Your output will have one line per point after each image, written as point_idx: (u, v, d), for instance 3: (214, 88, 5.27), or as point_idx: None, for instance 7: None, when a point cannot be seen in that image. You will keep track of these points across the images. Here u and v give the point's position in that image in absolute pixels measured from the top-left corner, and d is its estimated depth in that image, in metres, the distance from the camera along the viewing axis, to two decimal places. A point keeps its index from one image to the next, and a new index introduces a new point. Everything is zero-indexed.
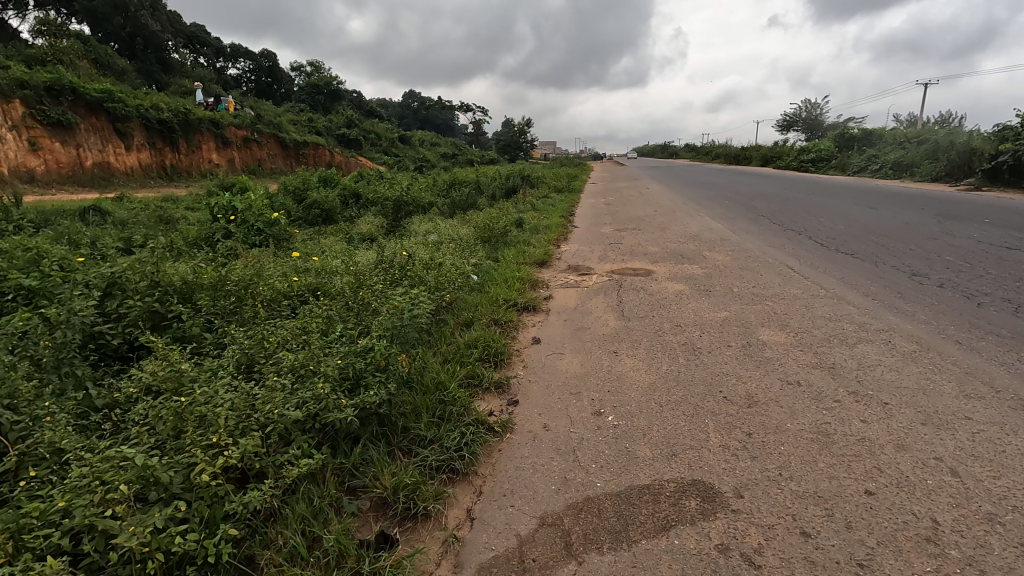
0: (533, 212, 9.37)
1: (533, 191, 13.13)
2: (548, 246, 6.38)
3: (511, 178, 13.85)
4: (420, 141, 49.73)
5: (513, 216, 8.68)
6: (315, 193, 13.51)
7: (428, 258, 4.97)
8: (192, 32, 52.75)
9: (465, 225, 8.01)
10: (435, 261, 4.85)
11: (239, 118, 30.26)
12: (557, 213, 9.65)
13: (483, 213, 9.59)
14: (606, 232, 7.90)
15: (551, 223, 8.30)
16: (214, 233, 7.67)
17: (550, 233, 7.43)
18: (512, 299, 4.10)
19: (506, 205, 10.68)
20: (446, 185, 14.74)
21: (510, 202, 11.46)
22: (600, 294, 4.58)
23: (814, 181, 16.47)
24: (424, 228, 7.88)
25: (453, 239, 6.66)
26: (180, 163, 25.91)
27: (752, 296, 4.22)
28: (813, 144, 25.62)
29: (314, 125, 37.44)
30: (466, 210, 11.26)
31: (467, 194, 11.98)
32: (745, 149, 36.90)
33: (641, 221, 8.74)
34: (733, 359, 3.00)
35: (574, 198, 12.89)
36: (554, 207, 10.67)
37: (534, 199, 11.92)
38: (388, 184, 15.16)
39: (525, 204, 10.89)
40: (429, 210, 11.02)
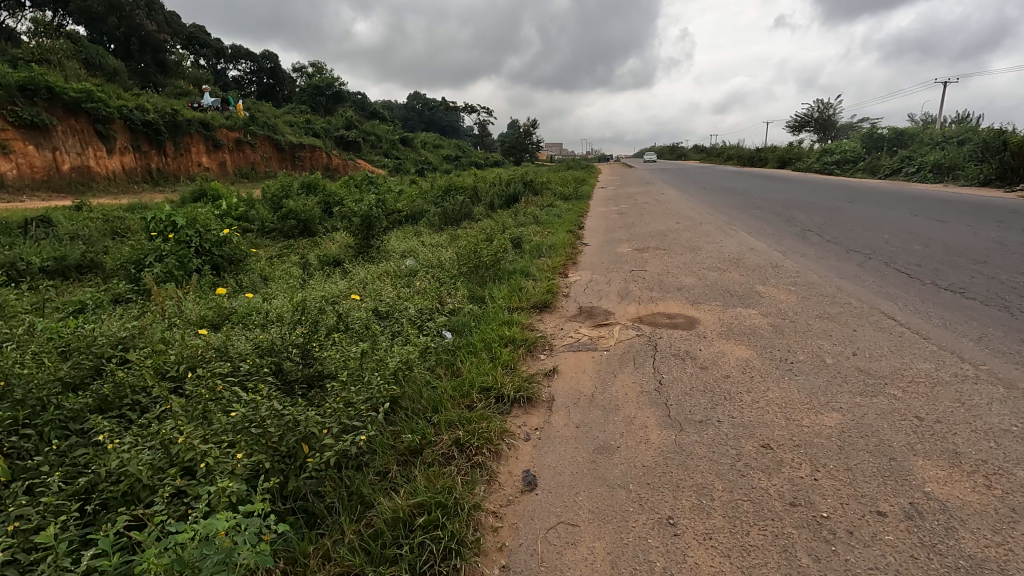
0: (535, 227, 7.97)
1: (537, 199, 11.75)
2: (550, 278, 4.97)
3: (512, 183, 12.41)
4: (423, 143, 48.49)
5: (511, 234, 7.27)
6: (294, 201, 12.13)
7: (375, 314, 3.56)
8: (191, 34, 51.85)
9: (452, 245, 6.61)
10: (382, 320, 3.45)
11: (232, 120, 29.06)
12: (563, 227, 8.23)
13: (477, 228, 8.19)
14: (622, 255, 6.47)
15: (556, 241, 6.91)
16: (146, 255, 6.30)
17: (554, 256, 6.04)
18: (495, 384, 2.68)
19: (504, 217, 9.24)
20: (440, 192, 13.34)
21: (508, 213, 10.03)
22: (627, 365, 3.13)
23: (846, 186, 14.96)
24: (402, 250, 6.50)
25: (431, 269, 5.26)
26: (167, 167, 24.77)
27: (865, 377, 2.78)
28: (836, 146, 24.07)
29: (312, 126, 36.14)
30: (459, 222, 9.85)
31: (461, 203, 10.58)
32: (759, 151, 35.34)
33: (665, 239, 7.31)
34: (908, 562, 1.55)
35: (583, 207, 11.46)
36: (559, 220, 9.26)
37: (537, 209, 10.50)
38: (376, 190, 13.76)
39: (526, 215, 9.49)
40: (416, 224, 9.63)
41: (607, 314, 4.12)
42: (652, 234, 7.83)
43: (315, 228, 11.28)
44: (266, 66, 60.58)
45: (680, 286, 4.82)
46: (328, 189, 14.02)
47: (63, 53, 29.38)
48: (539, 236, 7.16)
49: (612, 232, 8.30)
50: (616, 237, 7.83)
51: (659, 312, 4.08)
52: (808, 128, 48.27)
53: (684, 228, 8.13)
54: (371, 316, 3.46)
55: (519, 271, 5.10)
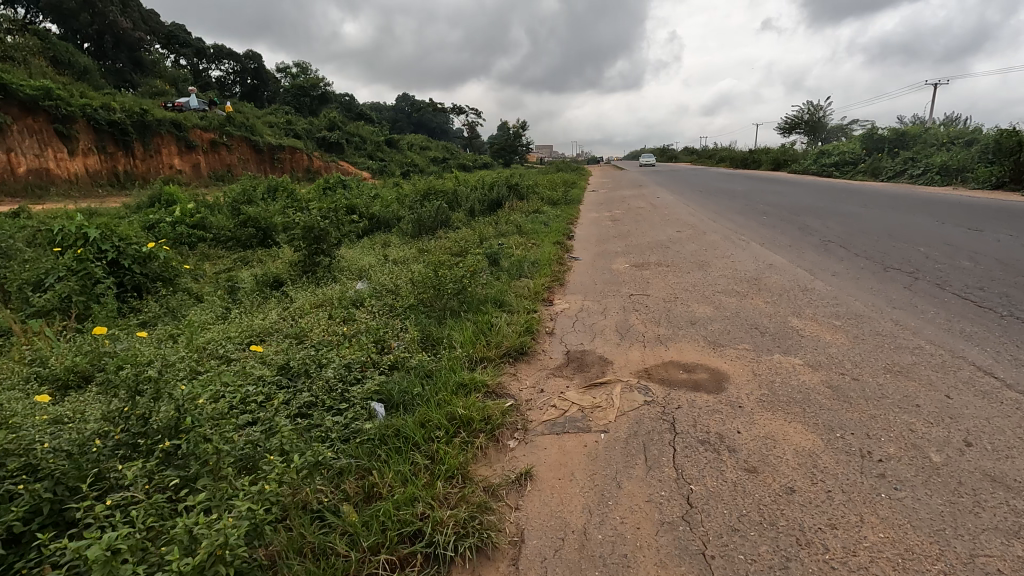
0: (517, 238, 6.95)
1: (522, 204, 10.77)
2: (530, 310, 3.95)
3: (496, 187, 11.39)
4: (410, 145, 47.42)
5: (489, 248, 6.25)
6: (255, 208, 11.04)
7: (268, 391, 2.53)
8: (170, 33, 50.45)
9: (417, 263, 5.58)
10: (270, 404, 2.42)
11: (206, 120, 27.81)
12: (550, 238, 7.21)
13: (452, 240, 7.18)
14: (617, 272, 5.50)
15: (540, 256, 5.92)
16: (47, 275, 5.14)
17: (538, 276, 5.04)
18: (426, 528, 1.67)
19: (485, 226, 8.21)
20: (419, 197, 12.29)
21: (490, 221, 9.00)
22: (636, 460, 2.12)
23: (851, 189, 14.11)
24: (357, 270, 5.46)
25: (382, 296, 4.23)
26: (135, 169, 23.50)
27: (1008, 495, 1.79)
28: (833, 147, 23.33)
29: (293, 127, 34.93)
30: (434, 232, 8.82)
31: (438, 208, 9.53)
32: (752, 153, 34.60)
33: (667, 252, 6.34)
34: None
35: (572, 213, 10.48)
36: (545, 229, 8.26)
37: (522, 216, 9.49)
38: (349, 195, 12.69)
39: (509, 223, 8.49)
40: (385, 237, 8.57)
41: (604, 363, 3.11)
42: (651, 245, 6.85)
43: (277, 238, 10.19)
44: (249, 66, 59.16)
45: (694, 319, 3.82)
46: (296, 194, 12.93)
47: (27, 49, 27.99)
48: (520, 250, 6.15)
49: (605, 243, 7.33)
50: (609, 249, 6.86)
51: (673, 362, 3.08)
52: (799, 129, 47.73)
53: (687, 239, 7.17)
54: (258, 398, 2.45)
55: (491, 298, 4.09)
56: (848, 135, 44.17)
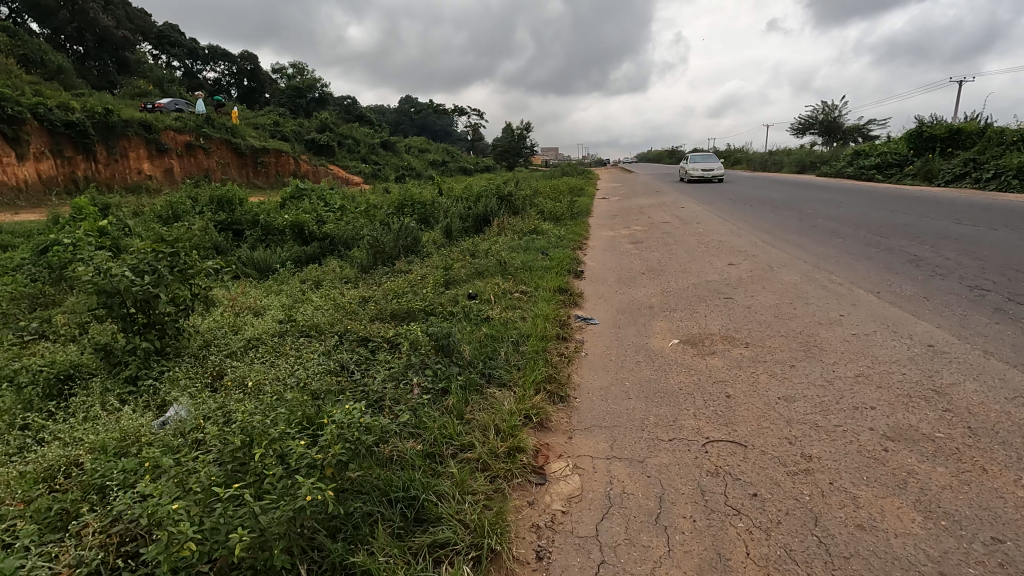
0: (498, 282, 4.64)
1: (515, 219, 8.48)
2: (484, 540, 1.64)
3: (483, 198, 9.07)
4: (408, 148, 45.26)
5: (447, 311, 3.92)
6: (180, 226, 8.79)
7: None
8: (161, 33, 48.66)
9: (310, 352, 3.19)
10: None
11: (182, 122, 25.72)
12: (549, 278, 4.88)
13: (404, 287, 4.86)
14: (662, 362, 3.15)
15: (528, 324, 3.60)
16: None
17: (519, 388, 2.69)
18: None
19: (457, 260, 5.90)
20: (391, 209, 9.98)
21: (468, 249, 6.67)
22: None
23: (917, 197, 11.65)
24: (203, 365, 3.08)
25: (144, 478, 1.81)
26: (97, 175, 21.43)
27: None
28: (871, 147, 20.90)
29: (280, 129, 32.82)
30: (394, 264, 6.53)
31: (402, 231, 7.22)
32: (773, 154, 32.15)
33: (732, 313, 3.98)
34: None
35: (580, 231, 8.16)
36: (544, 258, 5.93)
37: (513, 239, 7.17)
38: (307, 208, 10.32)
39: (493, 253, 6.17)
40: (322, 281, 6.28)
41: None
42: (701, 296, 4.51)
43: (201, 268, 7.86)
44: (243, 66, 57.16)
45: None
46: (244, 207, 10.62)
47: None
48: (498, 314, 3.80)
49: (630, 286, 4.99)
50: (637, 299, 4.52)
51: None
52: (814, 129, 45.19)
53: (754, 284, 4.81)
54: None
55: (397, 495, 1.80)
56: (870, 136, 41.61)
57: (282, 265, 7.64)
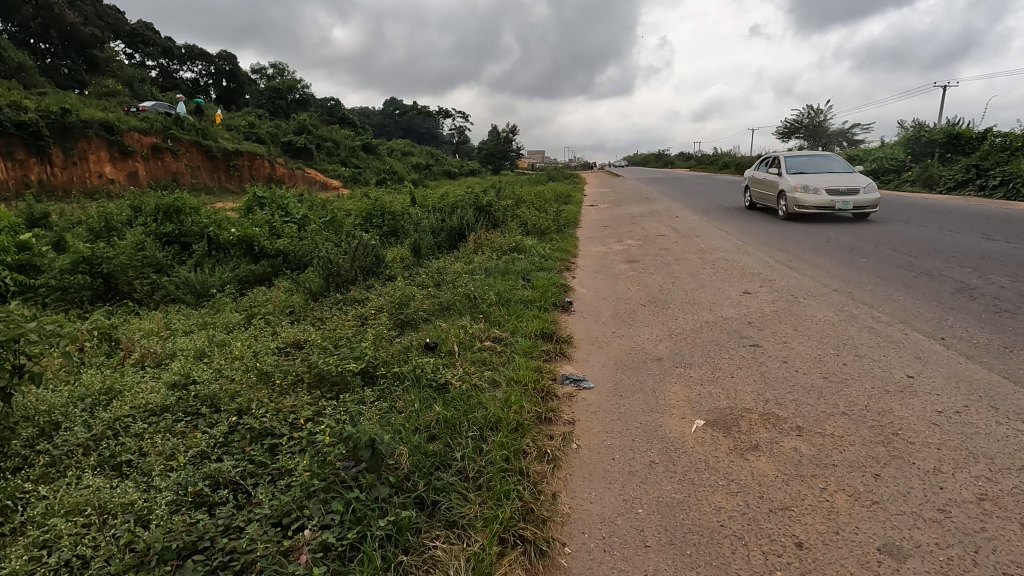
0: (465, 325, 3.70)
1: (493, 232, 7.55)
2: None
3: (458, 208, 8.09)
4: (391, 151, 44.15)
5: (394, 375, 2.95)
6: (112, 240, 7.71)
7: None
8: (134, 31, 46.99)
9: (177, 459, 2.18)
10: None
11: (148, 123, 24.42)
12: (530, 318, 3.94)
13: (349, 332, 3.89)
14: (687, 466, 2.21)
15: (497, 398, 2.66)
16: None
17: (474, 540, 1.73)
18: None
19: (421, 290, 4.94)
20: (357, 221, 9.00)
21: (436, 274, 5.71)
22: None
23: (927, 207, 10.95)
24: (7, 482, 2.06)
25: None
26: (53, 179, 20.11)
27: None
28: (867, 152, 20.32)
29: (255, 130, 31.57)
30: (348, 291, 5.54)
31: (361, 250, 6.22)
32: (762, 159, 31.62)
33: (766, 374, 3.05)
34: None
35: (567, 247, 7.25)
36: (524, 286, 4.99)
37: (489, 259, 6.20)
38: (263, 219, 9.25)
39: (465, 279, 5.21)
40: (261, 312, 5.27)
41: None
42: (720, 343, 3.58)
43: (131, 291, 6.80)
44: (220, 67, 55.56)
45: None
46: (194, 217, 9.53)
47: None
48: (459, 382, 2.82)
49: (630, 327, 4.06)
50: (642, 348, 3.59)
51: None
52: (801, 134, 44.86)
53: (782, 325, 3.90)
54: None
55: None
56: (857, 140, 41.41)
57: (222, 290, 6.63)
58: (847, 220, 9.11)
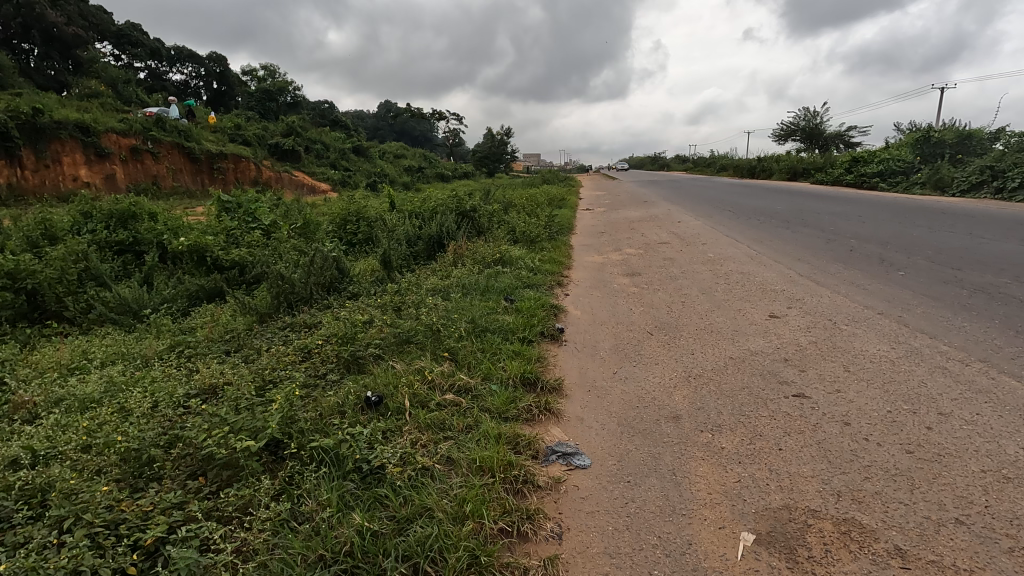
0: (423, 370, 2.87)
1: (477, 240, 6.75)
2: None
3: (438, 213, 7.27)
4: (383, 154, 43.36)
5: (309, 455, 2.10)
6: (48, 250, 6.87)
7: None
8: (122, 31, 46.07)
9: None
10: None
11: (127, 124, 23.51)
12: (508, 356, 3.12)
13: (277, 377, 3.07)
14: None
15: (450, 500, 1.83)
16: None
17: None
18: None
19: (383, 314, 4.12)
20: (330, 228, 8.18)
21: (405, 292, 4.89)
22: None
23: (946, 211, 10.21)
24: None
25: None
26: (23, 182, 19.22)
27: None
28: (871, 154, 19.65)
29: (242, 132, 30.73)
30: (300, 312, 4.71)
31: (321, 261, 5.41)
32: (761, 161, 31.01)
33: (826, 448, 2.22)
34: None
35: (558, 257, 6.44)
36: (505, 308, 4.19)
37: (468, 273, 5.39)
38: (225, 225, 8.39)
39: (436, 301, 4.39)
40: (193, 339, 4.44)
41: None
42: (754, 393, 2.74)
43: (62, 309, 5.96)
44: (209, 68, 54.58)
45: None
46: (152, 223, 8.70)
47: None
48: (397, 469, 1.97)
49: (637, 366, 3.21)
50: (654, 400, 2.75)
51: None
52: (797, 136, 44.28)
53: (828, 365, 3.07)
54: None
55: None
56: (855, 143, 40.93)
57: (163, 308, 5.78)
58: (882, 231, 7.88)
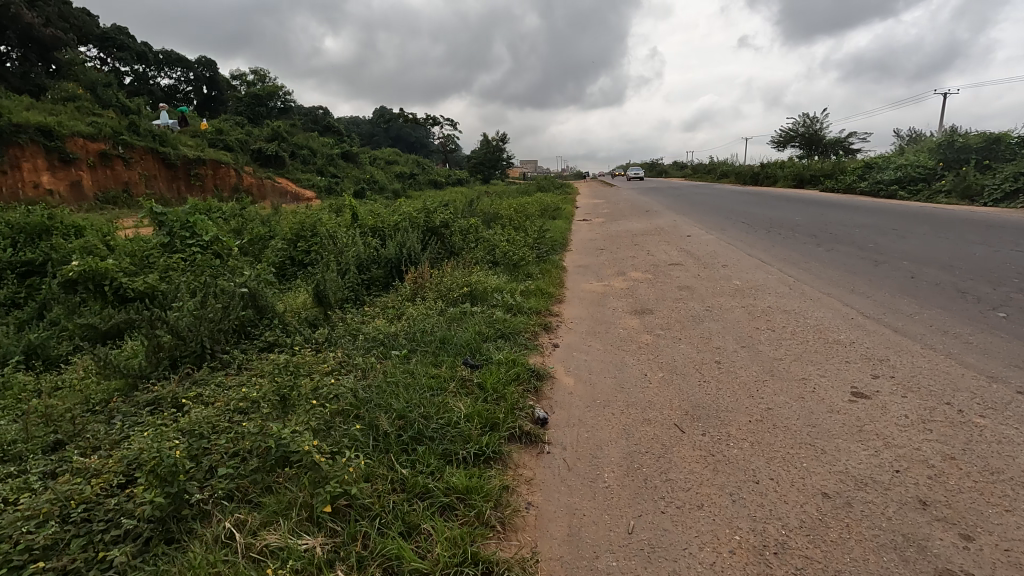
0: (278, 561, 1.54)
1: (447, 263, 5.43)
2: None
3: (401, 228, 5.94)
4: (374, 159, 42.12)
5: None
6: None
7: None
8: (105, 34, 44.70)
9: None
10: None
11: (96, 127, 22.13)
12: (445, 512, 1.80)
13: (35, 554, 1.72)
14: None
15: None
16: None
17: None
18: None
19: (281, 389, 2.80)
20: (278, 246, 6.85)
21: (333, 348, 3.59)
22: None
23: (991, 224, 8.98)
24: None
25: None
26: None
27: None
28: (886, 160, 18.46)
29: (223, 137, 29.41)
30: (182, 377, 3.36)
31: (228, 299, 4.07)
32: (764, 167, 29.85)
33: None
34: None
35: (548, 286, 5.13)
36: (463, 379, 2.86)
37: (424, 316, 4.07)
38: (152, 244, 7.03)
39: (366, 369, 3.08)
40: (17, 420, 3.07)
41: None
42: None
43: None
44: (197, 72, 53.25)
45: None
46: (69, 238, 7.31)
47: None
48: None
49: (668, 517, 1.87)
50: None
51: None
52: (797, 141, 43.24)
53: (1009, 525, 1.73)
54: None
55: None
56: (857, 149, 39.95)
57: (29, 357, 4.41)
58: (935, 250, 6.62)
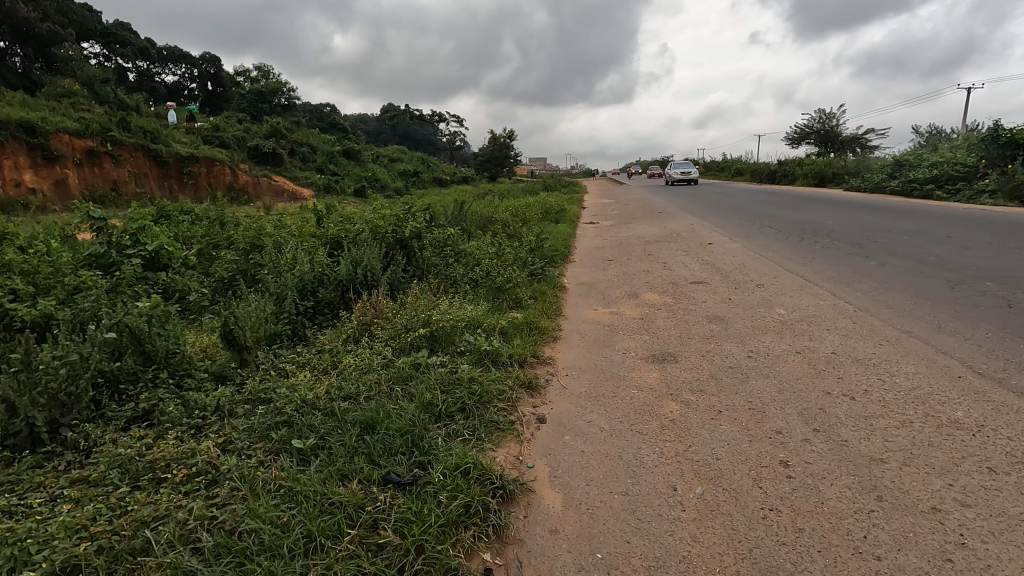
0: None
1: (413, 286, 4.32)
2: None
3: (361, 241, 4.82)
4: (377, 157, 41.17)
5: None
6: None
7: None
8: (107, 30, 44.04)
9: None
10: None
11: (83, 124, 21.20)
12: None
13: None
14: None
15: None
16: None
17: None
18: None
19: (68, 543, 1.67)
20: (224, 259, 5.75)
21: (216, 429, 2.48)
22: None
23: None
24: None
25: None
26: None
27: None
28: (917, 157, 17.14)
29: (220, 134, 28.50)
30: None
31: (90, 347, 2.93)
32: (782, 165, 28.50)
33: None
34: None
35: (538, 319, 4.01)
36: (376, 523, 1.74)
37: (363, 371, 2.96)
38: (80, 256, 5.96)
39: (235, 489, 1.97)
40: None
41: None
42: None
43: None
44: (199, 69, 52.46)
45: None
46: None
47: None
48: None
49: None
50: None
51: None
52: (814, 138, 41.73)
53: None
54: None
55: None
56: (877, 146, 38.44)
57: None
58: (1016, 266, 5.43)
